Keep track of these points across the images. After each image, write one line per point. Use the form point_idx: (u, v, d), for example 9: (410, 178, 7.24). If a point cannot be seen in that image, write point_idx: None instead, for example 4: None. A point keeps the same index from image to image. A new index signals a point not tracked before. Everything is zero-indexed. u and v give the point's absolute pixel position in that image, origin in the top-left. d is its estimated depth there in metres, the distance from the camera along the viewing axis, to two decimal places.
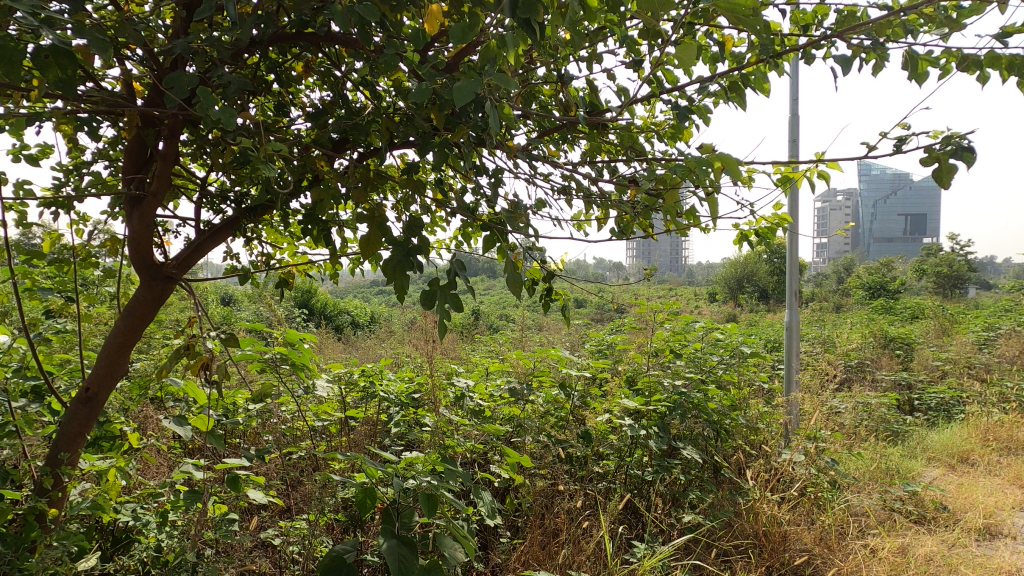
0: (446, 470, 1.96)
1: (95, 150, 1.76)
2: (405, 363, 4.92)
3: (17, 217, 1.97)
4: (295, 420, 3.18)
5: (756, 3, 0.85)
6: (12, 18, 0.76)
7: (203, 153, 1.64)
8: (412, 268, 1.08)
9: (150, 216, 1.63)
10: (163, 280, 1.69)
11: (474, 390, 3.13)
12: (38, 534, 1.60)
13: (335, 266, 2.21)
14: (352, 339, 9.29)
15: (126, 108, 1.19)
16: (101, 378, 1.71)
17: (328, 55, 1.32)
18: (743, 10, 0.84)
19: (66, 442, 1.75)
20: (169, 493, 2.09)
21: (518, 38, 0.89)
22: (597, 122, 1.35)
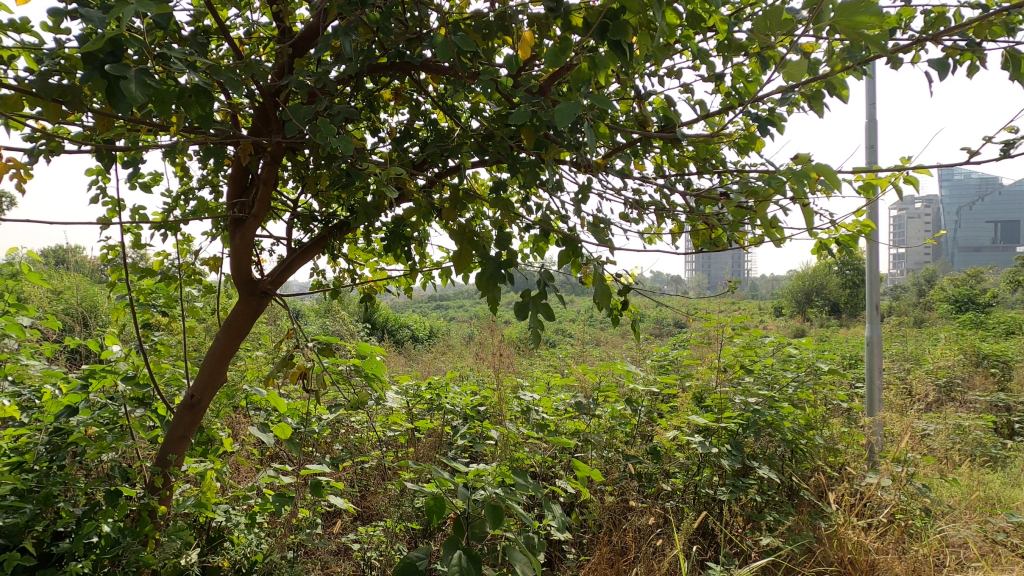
0: (516, 482, 1.97)
1: (202, 177, 1.92)
2: (468, 377, 5.00)
3: (133, 239, 2.19)
4: (366, 430, 3.31)
5: (874, 17, 0.84)
6: (164, 64, 0.86)
7: (298, 178, 1.77)
8: (504, 281, 1.12)
9: (250, 236, 1.77)
10: (259, 295, 1.82)
11: (539, 404, 3.14)
12: (151, 529, 1.74)
13: (410, 280, 2.30)
14: (414, 352, 9.54)
15: (239, 137, 1.30)
16: (203, 386, 1.85)
17: (416, 81, 1.40)
18: (861, 26, 0.83)
19: (173, 445, 1.89)
20: (257, 495, 2.21)
21: (610, 60, 0.92)
22: (675, 136, 1.36)
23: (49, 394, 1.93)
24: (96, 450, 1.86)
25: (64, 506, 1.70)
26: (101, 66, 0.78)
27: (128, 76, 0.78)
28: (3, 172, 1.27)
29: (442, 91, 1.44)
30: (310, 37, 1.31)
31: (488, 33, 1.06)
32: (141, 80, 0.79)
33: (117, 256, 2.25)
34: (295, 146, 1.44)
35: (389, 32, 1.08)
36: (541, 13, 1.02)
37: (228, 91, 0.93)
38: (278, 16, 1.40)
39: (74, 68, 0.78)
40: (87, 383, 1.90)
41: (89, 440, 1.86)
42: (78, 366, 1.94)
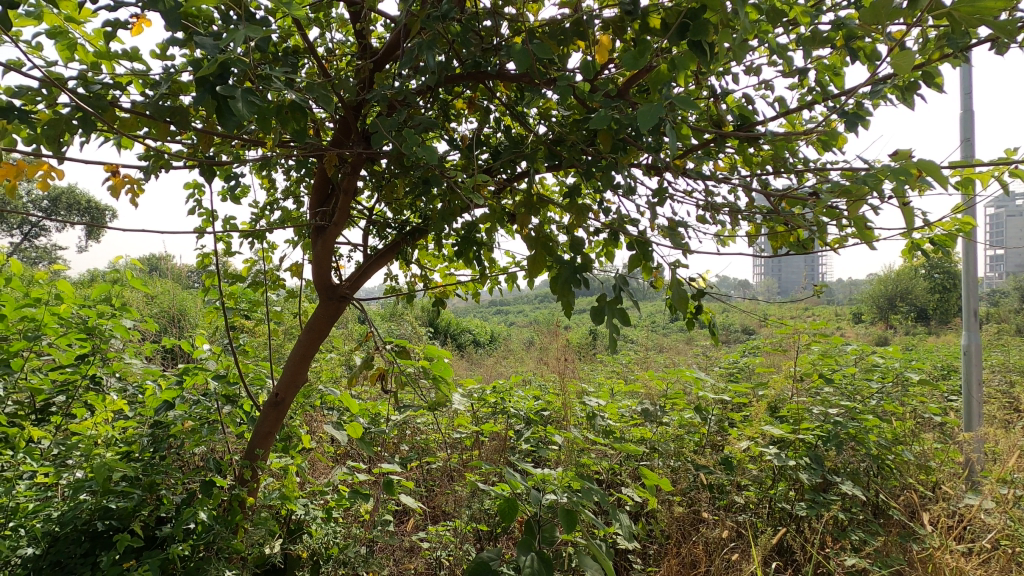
0: (584, 487, 1.95)
1: (286, 188, 2.04)
2: (531, 382, 5.02)
3: (225, 247, 2.36)
4: (432, 432, 3.38)
5: (1004, 3, 0.78)
6: (267, 84, 0.92)
7: (375, 187, 1.85)
8: (579, 285, 1.13)
9: (330, 243, 1.86)
10: (338, 298, 1.91)
11: (604, 410, 3.10)
12: (241, 518, 1.86)
13: (479, 285, 2.34)
14: (476, 357, 9.67)
15: (325, 150, 1.38)
16: (287, 385, 1.96)
17: (490, 90, 1.43)
18: (988, 12, 0.78)
19: (260, 440, 2.01)
20: (334, 491, 2.31)
21: (689, 59, 0.91)
22: (753, 135, 1.32)
23: (151, 390, 2.10)
24: (193, 442, 2.01)
25: (165, 494, 1.85)
26: (213, 88, 0.85)
27: (236, 96, 0.84)
28: (120, 187, 1.41)
29: (515, 99, 1.47)
30: (389, 53, 1.37)
31: (564, 39, 1.07)
32: (248, 99, 0.85)
33: (208, 263, 2.42)
34: (374, 156, 1.51)
35: (467, 44, 1.12)
36: (618, 17, 1.02)
37: (320, 106, 0.99)
38: (360, 34, 1.48)
39: (190, 91, 0.86)
40: (183, 381, 2.07)
41: (186, 433, 2.01)
42: (175, 365, 2.09)
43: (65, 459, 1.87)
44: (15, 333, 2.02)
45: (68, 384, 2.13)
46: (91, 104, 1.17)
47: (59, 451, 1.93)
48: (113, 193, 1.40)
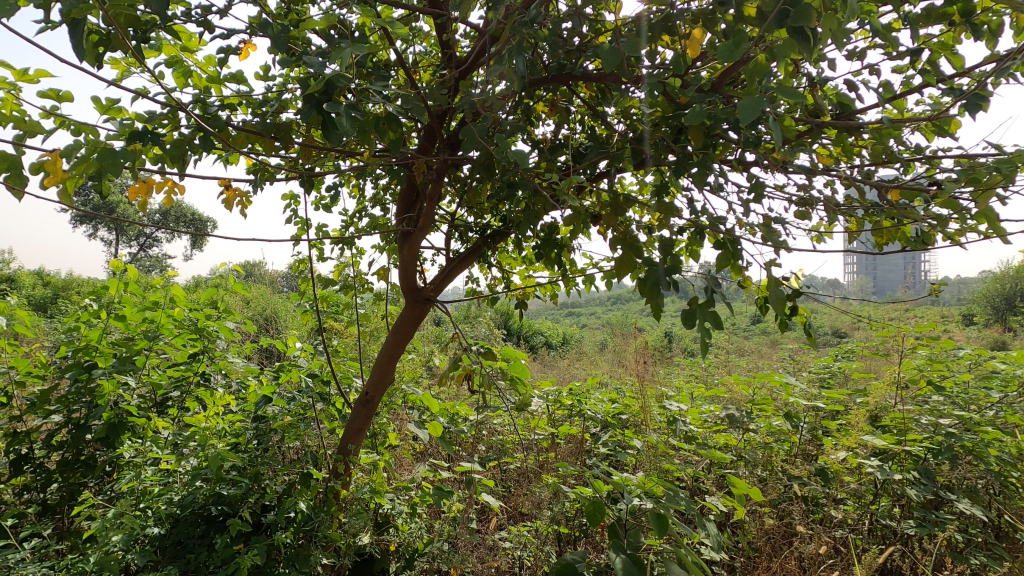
0: (669, 493, 1.89)
1: (374, 197, 2.14)
2: (607, 385, 4.94)
3: (318, 253, 2.51)
4: (510, 432, 3.41)
5: None
6: (367, 98, 0.98)
7: (458, 192, 1.89)
8: (668, 287, 1.10)
9: (416, 248, 1.93)
10: (423, 301, 1.98)
11: (686, 415, 3.01)
12: (335, 510, 1.96)
13: (557, 286, 2.34)
14: (548, 358, 9.68)
15: (414, 158, 1.43)
16: (375, 384, 2.05)
17: (572, 91, 1.43)
18: None
19: (351, 436, 2.11)
20: (418, 487, 2.38)
21: (790, 48, 0.87)
22: (856, 124, 1.23)
23: (253, 386, 2.26)
24: (292, 436, 2.15)
25: (268, 483, 1.99)
26: (320, 105, 0.91)
27: (341, 111, 0.90)
28: (232, 200, 1.54)
29: (598, 99, 1.46)
30: (475, 60, 1.41)
31: (652, 35, 1.05)
32: (351, 114, 0.91)
33: (301, 268, 2.58)
34: (459, 162, 1.55)
35: (553, 47, 1.13)
36: (709, 9, 1.00)
37: (414, 117, 1.04)
38: (445, 44, 1.52)
39: (299, 108, 0.93)
40: (281, 378, 2.21)
41: (286, 428, 2.14)
42: (273, 363, 2.24)
43: (182, 447, 2.05)
44: (139, 333, 2.24)
45: (182, 379, 2.34)
46: (210, 126, 1.29)
47: (178, 440, 2.12)
48: (226, 206, 1.54)
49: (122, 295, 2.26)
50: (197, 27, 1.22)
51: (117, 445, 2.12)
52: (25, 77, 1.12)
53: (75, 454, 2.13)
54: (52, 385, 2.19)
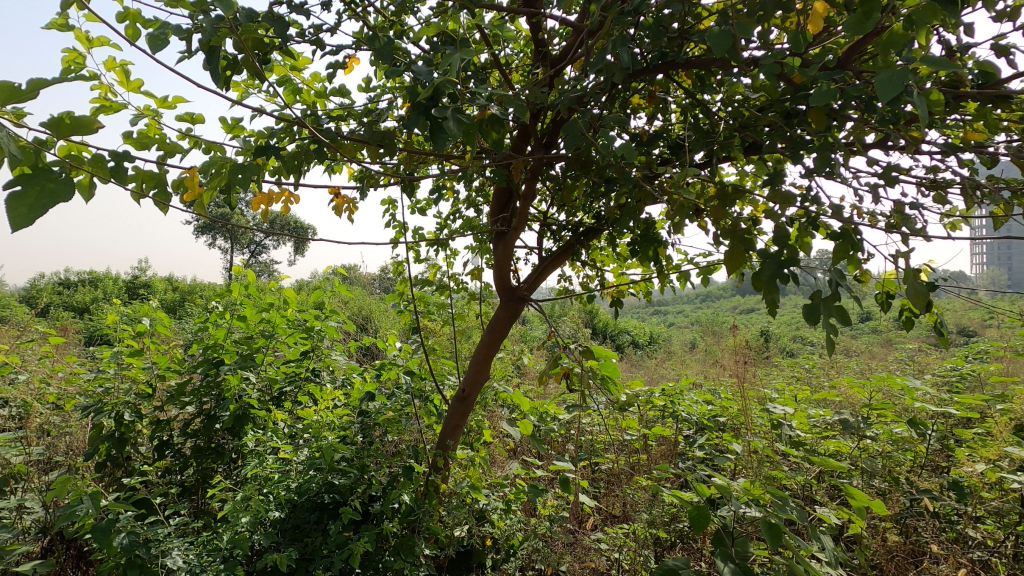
0: (781, 502, 1.77)
1: (468, 198, 2.19)
2: (700, 386, 4.74)
3: (415, 255, 2.61)
4: (601, 433, 3.36)
5: None
6: (471, 101, 0.99)
7: (551, 190, 1.90)
8: (786, 280, 1.04)
9: (510, 247, 1.95)
10: (517, 300, 2.00)
11: (792, 418, 2.82)
12: (435, 503, 2.03)
13: (653, 283, 2.28)
14: (636, 357, 9.45)
15: (512, 158, 1.45)
16: (471, 381, 2.09)
17: (672, 80, 1.38)
18: None
19: (449, 432, 2.18)
20: (512, 485, 2.40)
21: (934, 11, 0.78)
22: (1006, 95, 1.09)
23: (357, 382, 2.39)
24: (395, 432, 2.25)
25: (374, 475, 2.09)
26: (428, 112, 0.94)
27: (447, 116, 0.92)
28: (341, 207, 1.63)
29: (699, 87, 1.40)
30: (571, 53, 1.40)
31: (767, 13, 0.99)
32: (457, 118, 0.93)
33: (398, 270, 2.69)
34: (554, 160, 1.54)
35: (657, 35, 1.09)
36: None
37: (516, 117, 1.04)
38: (540, 42, 1.53)
39: (408, 116, 0.97)
40: (383, 374, 2.32)
41: (388, 423, 2.25)
42: (375, 361, 2.36)
43: (298, 439, 2.21)
44: (257, 332, 2.43)
45: (295, 375, 2.52)
46: (322, 137, 1.37)
47: (293, 432, 2.28)
48: (335, 213, 1.64)
49: (243, 298, 2.47)
50: (310, 45, 1.30)
51: (242, 435, 2.32)
52: (166, 103, 1.26)
53: (206, 442, 2.35)
54: (186, 379, 2.43)
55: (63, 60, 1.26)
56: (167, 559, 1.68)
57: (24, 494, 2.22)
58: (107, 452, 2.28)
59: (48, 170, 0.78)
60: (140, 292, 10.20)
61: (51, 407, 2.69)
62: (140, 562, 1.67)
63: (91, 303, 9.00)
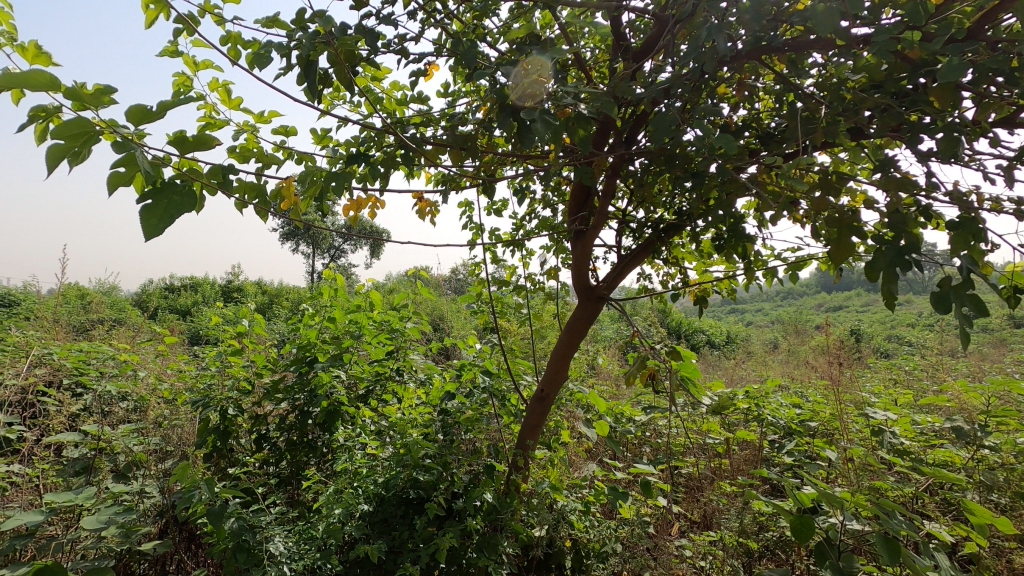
0: (891, 515, 1.63)
1: (545, 198, 2.18)
2: (786, 389, 4.48)
3: (492, 256, 2.64)
4: (681, 436, 3.26)
5: None
6: (559, 99, 0.98)
7: (630, 187, 1.86)
8: (905, 268, 1.01)
9: (589, 246, 1.93)
10: (597, 299, 1.98)
11: (895, 424, 2.60)
12: (516, 502, 2.04)
13: (740, 279, 2.17)
14: (713, 358, 9.08)
15: (593, 155, 1.43)
16: (550, 381, 2.09)
17: (764, 66, 1.31)
18: None
19: (529, 432, 2.18)
20: (591, 486, 2.37)
21: None
22: None
23: (438, 382, 2.45)
24: (477, 430, 2.29)
25: (457, 472, 2.13)
26: (516, 114, 0.95)
27: (535, 118, 0.93)
28: (424, 211, 1.68)
29: (794, 72, 1.32)
30: (656, 42, 1.37)
31: None
32: (545, 119, 0.93)
33: (474, 271, 2.74)
34: (634, 156, 1.51)
35: (753, 18, 1.04)
36: None
37: (604, 113, 1.03)
38: (620, 36, 1.50)
39: (497, 118, 0.99)
40: (463, 373, 2.37)
41: (469, 422, 2.29)
42: (455, 361, 2.40)
43: (385, 435, 2.30)
44: (344, 333, 2.55)
45: (379, 374, 2.62)
46: (408, 144, 1.42)
47: (379, 429, 2.38)
48: (419, 217, 1.69)
49: (331, 300, 2.60)
50: (396, 54, 1.35)
51: (332, 430, 2.44)
52: (265, 119, 1.35)
53: (300, 436, 2.49)
54: (281, 376, 2.58)
55: (175, 84, 1.38)
56: (270, 545, 1.79)
57: (145, 480, 2.45)
58: (213, 443, 2.47)
59: (173, 183, 0.84)
60: (235, 296, 11.00)
61: (165, 402, 2.95)
62: (247, 546, 1.79)
63: (192, 306, 9.79)
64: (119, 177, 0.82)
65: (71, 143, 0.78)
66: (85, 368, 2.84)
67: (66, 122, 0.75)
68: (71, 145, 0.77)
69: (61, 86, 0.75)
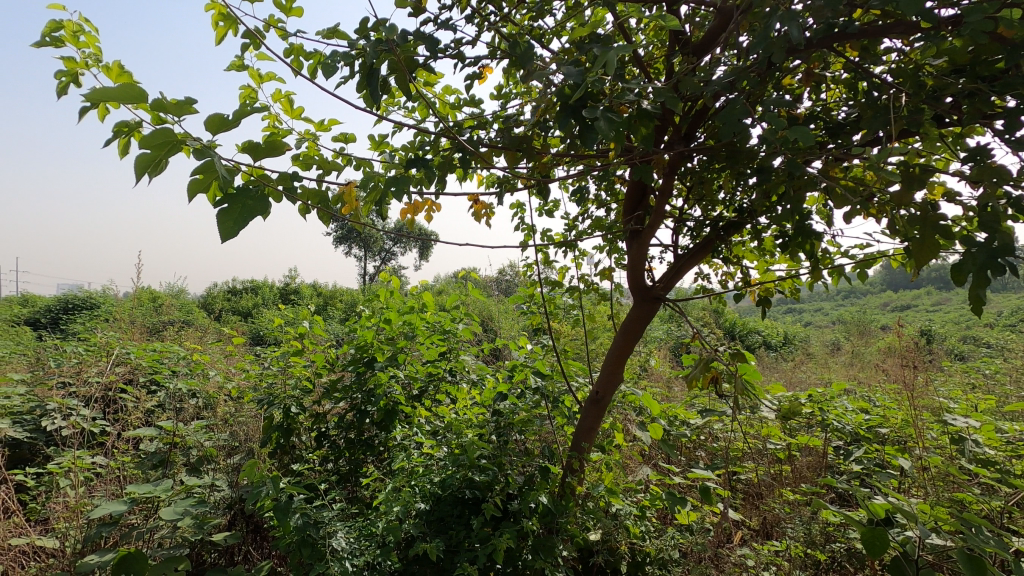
0: (977, 530, 1.52)
1: (598, 198, 2.16)
2: (851, 392, 4.26)
3: (544, 257, 2.63)
4: (740, 440, 3.15)
5: None
6: (622, 95, 0.97)
7: (688, 185, 1.81)
8: (998, 271, 0.94)
9: (645, 246, 1.89)
10: (653, 300, 1.93)
11: (977, 432, 2.43)
12: (571, 504, 2.02)
13: (805, 278, 2.08)
14: (769, 360, 8.74)
15: (651, 152, 1.40)
16: (605, 383, 2.06)
17: (835, 54, 1.25)
18: None
19: (583, 435, 2.16)
20: (647, 491, 2.33)
21: None
22: None
23: (491, 382, 2.46)
24: (531, 431, 2.28)
25: (512, 473, 2.14)
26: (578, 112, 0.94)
27: (598, 115, 0.92)
28: (479, 213, 1.69)
29: (869, 59, 1.25)
30: (722, 27, 1.33)
31: None
32: (608, 116, 0.92)
33: (526, 272, 2.74)
34: (694, 152, 1.47)
35: (827, 4, 0.99)
36: None
37: (668, 108, 1.01)
38: (680, 29, 1.46)
39: (557, 118, 0.98)
40: (516, 374, 2.37)
41: (523, 423, 2.29)
42: (507, 362, 2.41)
43: (440, 435, 2.33)
44: (399, 334, 2.61)
45: (433, 374, 2.65)
46: (465, 147, 1.44)
47: (434, 428, 2.41)
48: (474, 219, 1.70)
49: (387, 302, 2.66)
50: (453, 58, 1.36)
51: (389, 429, 2.50)
52: (327, 126, 1.40)
53: (358, 435, 2.56)
54: (339, 376, 2.66)
55: (243, 96, 1.44)
56: (333, 540, 1.85)
57: (215, 474, 2.57)
58: (277, 439, 2.57)
59: (248, 190, 0.88)
60: (292, 298, 11.44)
61: (231, 399, 3.08)
62: (311, 540, 1.85)
63: (253, 308, 10.23)
64: (199, 185, 0.86)
65: (156, 153, 0.82)
66: (159, 367, 3.01)
67: (153, 133, 0.79)
68: (156, 154, 0.82)
69: (148, 99, 0.79)
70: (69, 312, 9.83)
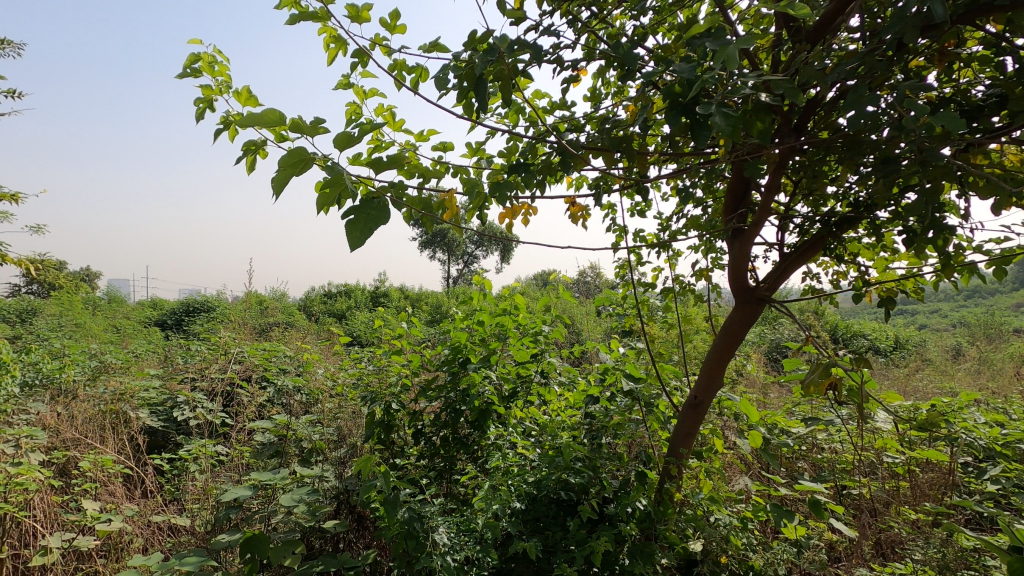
0: None
1: (695, 195, 2.09)
2: (981, 402, 3.82)
3: (636, 258, 2.59)
4: (850, 451, 2.92)
5: None
6: (738, 89, 0.94)
7: (796, 179, 1.71)
8: None
9: (748, 245, 1.81)
10: (756, 301, 1.85)
11: None
12: (669, 510, 1.98)
13: (931, 277, 1.90)
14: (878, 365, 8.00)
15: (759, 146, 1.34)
16: (705, 387, 1.99)
17: (976, 29, 1.14)
18: None
19: (681, 440, 2.09)
20: (749, 500, 2.23)
21: None
22: None
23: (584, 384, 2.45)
24: (625, 435, 2.25)
25: (607, 476, 2.12)
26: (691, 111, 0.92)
27: (712, 112, 0.90)
28: (576, 215, 1.69)
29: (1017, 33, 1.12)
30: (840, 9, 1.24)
31: None
32: (723, 112, 0.90)
33: (617, 273, 2.70)
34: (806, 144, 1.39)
35: None
36: None
37: (787, 100, 0.96)
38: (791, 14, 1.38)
39: (668, 117, 0.97)
40: (610, 377, 2.35)
41: (617, 426, 2.26)
42: (600, 364, 2.39)
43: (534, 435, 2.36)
44: (492, 335, 2.66)
45: (525, 376, 2.69)
46: (565, 150, 1.45)
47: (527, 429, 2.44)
48: (570, 221, 1.70)
49: (480, 304, 2.72)
50: (553, 63, 1.38)
51: (483, 429, 2.55)
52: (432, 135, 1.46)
53: (454, 433, 2.64)
54: (434, 376, 2.75)
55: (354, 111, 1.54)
56: (435, 534, 1.92)
57: (324, 465, 2.75)
58: (379, 435, 2.71)
59: (370, 200, 0.94)
60: (382, 301, 11.98)
61: (335, 396, 3.28)
62: (416, 533, 1.93)
63: (347, 310, 10.82)
64: (328, 197, 0.93)
65: (291, 170, 0.90)
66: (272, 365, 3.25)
67: (289, 151, 0.87)
68: (291, 171, 0.90)
69: (287, 120, 0.87)
70: (190, 314, 10.87)
